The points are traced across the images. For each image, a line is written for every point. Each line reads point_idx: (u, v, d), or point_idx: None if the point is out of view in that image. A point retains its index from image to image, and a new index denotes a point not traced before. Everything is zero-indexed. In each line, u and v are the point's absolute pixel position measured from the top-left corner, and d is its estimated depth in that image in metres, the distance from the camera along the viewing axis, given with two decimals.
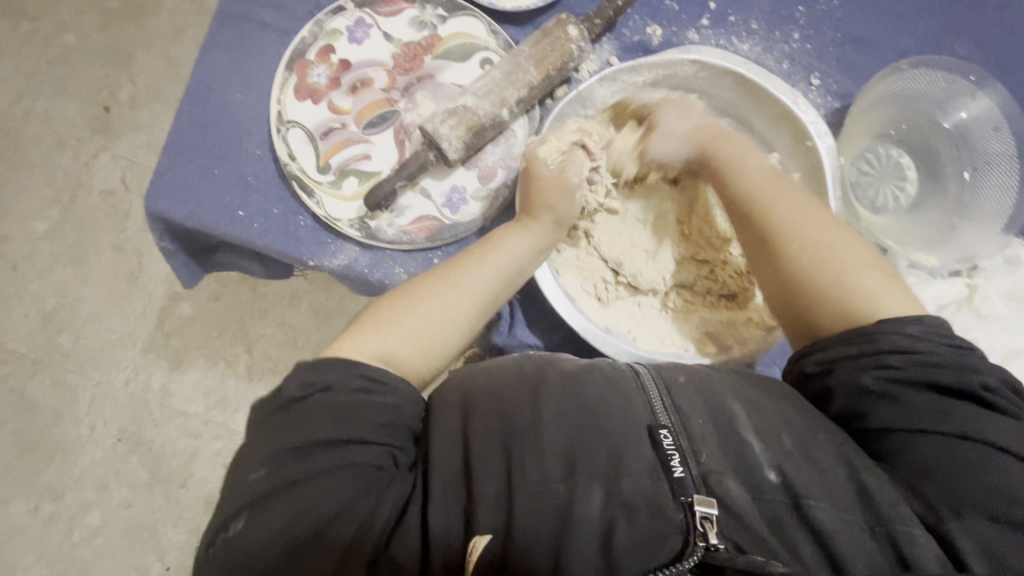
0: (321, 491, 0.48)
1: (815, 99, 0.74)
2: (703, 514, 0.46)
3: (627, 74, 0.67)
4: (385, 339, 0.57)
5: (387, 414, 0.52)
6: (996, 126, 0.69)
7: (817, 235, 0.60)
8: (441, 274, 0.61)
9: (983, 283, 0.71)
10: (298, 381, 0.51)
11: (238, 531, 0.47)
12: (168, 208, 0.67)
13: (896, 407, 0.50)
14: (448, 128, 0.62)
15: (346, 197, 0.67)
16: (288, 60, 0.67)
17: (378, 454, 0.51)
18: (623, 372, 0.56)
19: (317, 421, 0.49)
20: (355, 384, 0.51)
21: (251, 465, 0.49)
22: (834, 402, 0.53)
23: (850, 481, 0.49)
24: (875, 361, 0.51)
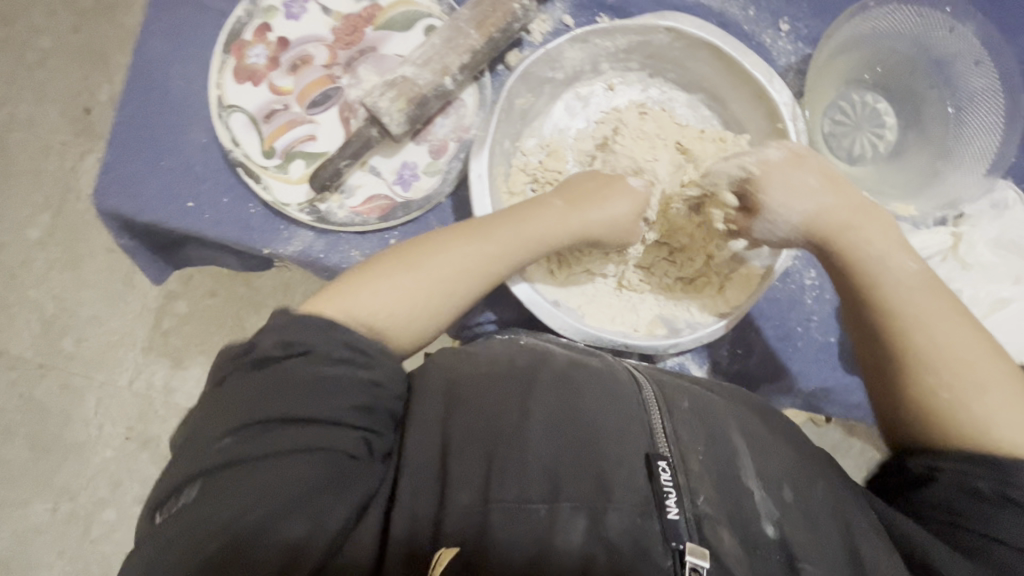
0: (279, 477, 0.43)
1: (784, 47, 0.71)
2: (693, 565, 0.43)
3: (599, 38, 0.65)
4: (370, 298, 0.52)
5: (368, 399, 0.47)
6: (978, 60, 0.64)
7: (927, 321, 0.52)
8: (454, 239, 0.56)
9: (969, 231, 0.66)
10: (280, 339, 0.46)
11: (184, 506, 0.42)
12: (116, 204, 0.66)
13: (1003, 513, 0.45)
14: (387, 102, 0.59)
15: (293, 180, 0.65)
16: (223, 41, 0.64)
17: (351, 440, 0.46)
18: (625, 383, 0.54)
19: (285, 393, 0.44)
20: (338, 351, 0.47)
21: (210, 432, 0.44)
22: (932, 491, 0.49)
23: (845, 543, 0.47)
24: (991, 479, 0.46)
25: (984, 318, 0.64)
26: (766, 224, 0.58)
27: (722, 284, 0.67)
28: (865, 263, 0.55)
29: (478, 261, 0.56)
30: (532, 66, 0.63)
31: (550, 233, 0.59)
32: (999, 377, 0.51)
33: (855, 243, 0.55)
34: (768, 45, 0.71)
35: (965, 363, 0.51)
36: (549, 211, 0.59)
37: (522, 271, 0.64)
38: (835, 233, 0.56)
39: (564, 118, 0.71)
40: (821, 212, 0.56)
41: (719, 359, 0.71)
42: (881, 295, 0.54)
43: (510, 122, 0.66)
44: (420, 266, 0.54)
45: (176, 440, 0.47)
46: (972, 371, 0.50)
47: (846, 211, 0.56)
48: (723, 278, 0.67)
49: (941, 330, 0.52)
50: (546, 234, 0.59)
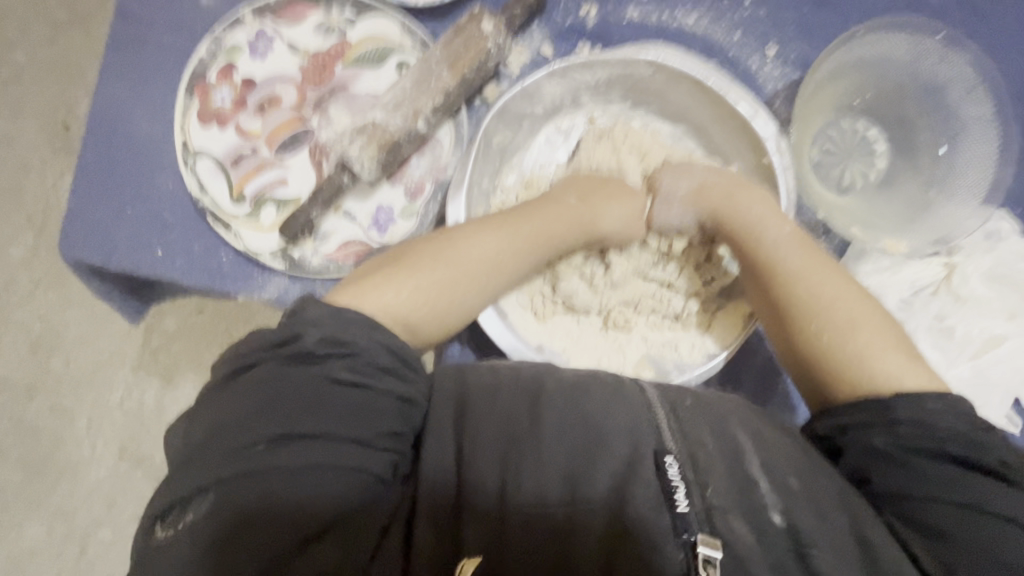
0: (314, 486, 0.41)
1: (771, 72, 0.68)
2: (707, 557, 0.42)
3: (578, 71, 0.62)
4: (403, 292, 0.52)
5: (399, 415, 0.46)
6: (972, 89, 0.62)
7: (813, 258, 0.58)
8: (479, 231, 0.57)
9: (962, 263, 0.64)
10: (323, 337, 0.44)
11: (205, 514, 0.40)
12: (82, 254, 0.63)
13: (904, 471, 0.45)
14: (358, 149, 0.58)
15: (264, 228, 0.62)
16: (187, 84, 0.62)
17: (380, 459, 0.44)
18: (629, 392, 0.51)
19: (309, 403, 0.43)
20: (379, 359, 0.45)
21: (237, 438, 0.41)
22: (844, 461, 0.48)
23: (853, 531, 0.44)
24: (888, 430, 0.47)
25: (977, 355, 0.63)
26: (663, 205, 0.64)
27: (708, 321, 0.66)
28: (741, 227, 0.61)
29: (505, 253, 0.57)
30: (510, 102, 0.60)
31: (563, 230, 0.61)
32: (878, 325, 0.54)
33: (734, 205, 0.61)
34: (754, 71, 0.68)
35: (820, 307, 0.55)
36: (562, 204, 0.61)
37: (504, 316, 0.62)
38: (722, 198, 0.62)
39: (545, 150, 0.68)
40: (721, 180, 0.63)
41: None
42: (764, 255, 0.59)
43: (487, 161, 0.64)
44: (447, 257, 0.55)
45: (184, 436, 0.43)
46: (829, 314, 0.55)
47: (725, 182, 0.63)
48: (709, 316, 0.66)
49: (816, 282, 0.57)
50: (563, 228, 0.60)
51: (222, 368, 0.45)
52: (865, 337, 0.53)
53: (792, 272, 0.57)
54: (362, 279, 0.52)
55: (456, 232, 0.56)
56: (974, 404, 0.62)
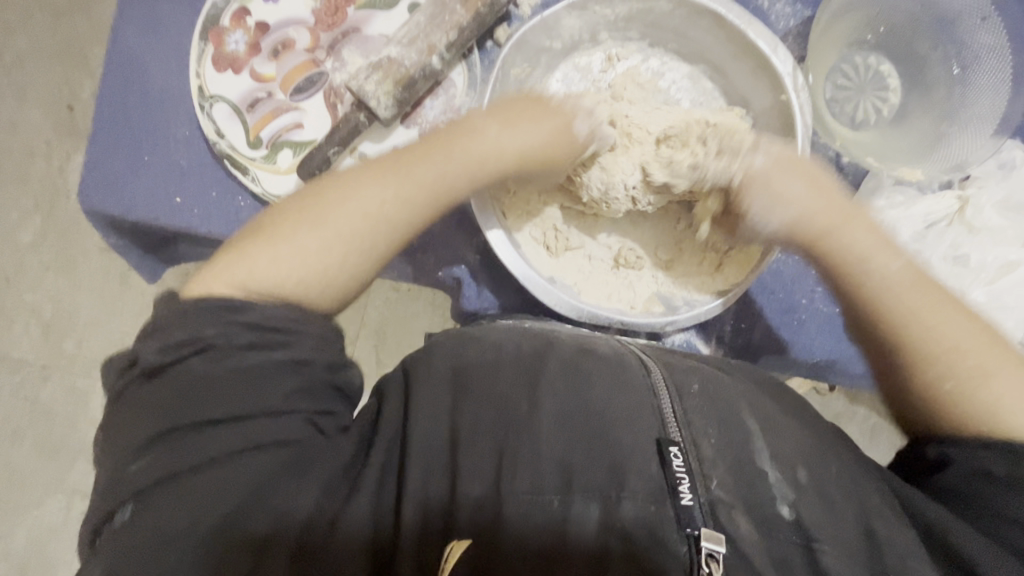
0: (223, 472, 0.42)
1: (782, 10, 0.68)
2: (710, 551, 0.42)
3: (598, 4, 0.62)
4: (280, 265, 0.48)
5: (297, 378, 0.45)
6: (985, 16, 0.63)
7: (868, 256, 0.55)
8: (362, 181, 0.52)
9: (976, 194, 0.64)
10: (162, 344, 0.43)
11: (125, 523, 0.41)
12: (102, 203, 0.64)
13: (1013, 497, 0.44)
14: (373, 85, 0.57)
15: (281, 170, 0.63)
16: (200, 29, 0.62)
17: (292, 426, 0.45)
18: (630, 366, 0.51)
19: (202, 392, 0.42)
20: (241, 337, 0.44)
21: (127, 447, 0.43)
22: (944, 476, 0.48)
23: (860, 523, 0.46)
24: (1010, 464, 0.45)
25: (992, 283, 0.63)
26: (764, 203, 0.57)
27: (720, 262, 0.66)
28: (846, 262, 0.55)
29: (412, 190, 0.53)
30: (528, 34, 0.61)
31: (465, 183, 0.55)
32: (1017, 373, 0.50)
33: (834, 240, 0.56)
34: (766, 9, 0.68)
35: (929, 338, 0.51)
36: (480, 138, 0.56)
37: (517, 245, 0.62)
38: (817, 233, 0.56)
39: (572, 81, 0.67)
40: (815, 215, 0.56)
41: (724, 334, 0.70)
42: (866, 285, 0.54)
43: (504, 96, 0.64)
44: (321, 216, 0.50)
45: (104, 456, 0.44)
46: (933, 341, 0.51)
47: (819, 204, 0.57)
48: (722, 256, 0.66)
49: (931, 318, 0.52)
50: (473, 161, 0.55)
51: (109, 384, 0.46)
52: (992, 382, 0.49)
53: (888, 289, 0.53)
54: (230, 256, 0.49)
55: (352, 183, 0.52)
56: None
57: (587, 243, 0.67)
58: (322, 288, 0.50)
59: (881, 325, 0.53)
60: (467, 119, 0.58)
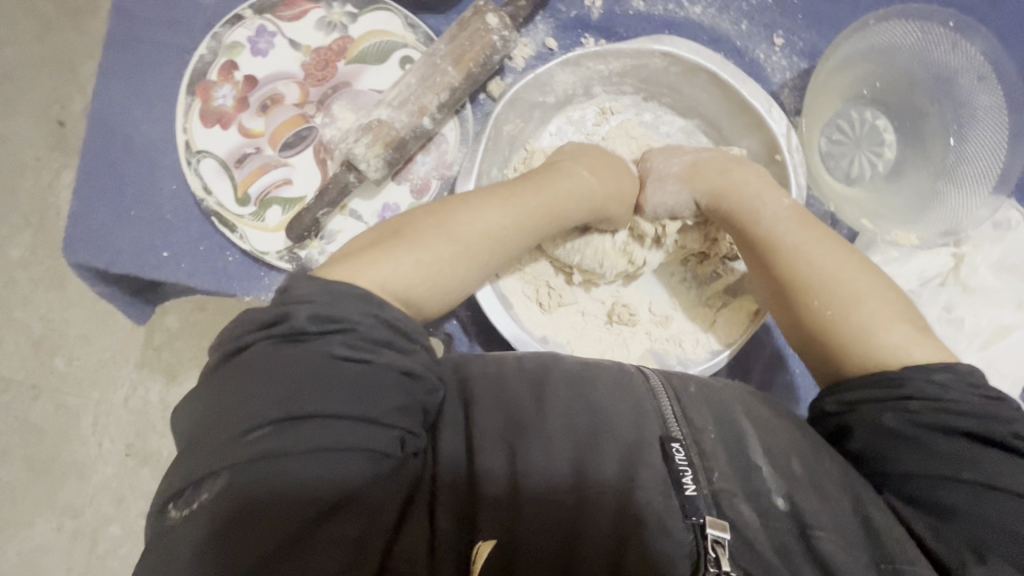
0: (317, 469, 0.37)
1: (778, 62, 0.68)
2: (714, 537, 0.42)
3: (591, 61, 0.62)
4: (405, 268, 0.47)
5: (406, 391, 0.41)
6: (982, 76, 0.62)
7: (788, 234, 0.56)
8: (483, 205, 0.53)
9: (971, 252, 0.64)
10: (312, 312, 0.40)
11: (210, 497, 0.36)
12: (86, 256, 0.63)
13: (914, 448, 0.44)
14: (363, 148, 0.56)
15: (270, 228, 0.62)
16: (187, 84, 0.61)
17: (387, 438, 0.39)
18: (628, 372, 0.51)
19: (331, 386, 0.38)
20: (378, 333, 0.41)
21: (234, 424, 0.37)
22: (853, 441, 0.47)
23: (855, 513, 0.43)
24: (897, 411, 0.45)
25: (987, 345, 0.63)
26: (657, 184, 0.61)
27: (713, 320, 0.66)
28: (746, 216, 0.57)
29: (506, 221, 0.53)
30: (521, 91, 0.60)
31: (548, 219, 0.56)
32: (887, 296, 0.52)
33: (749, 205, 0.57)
34: (762, 61, 0.68)
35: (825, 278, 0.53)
36: (577, 182, 0.57)
37: (508, 306, 0.62)
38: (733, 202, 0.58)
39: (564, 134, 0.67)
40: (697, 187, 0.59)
41: None
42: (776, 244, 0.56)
43: (497, 150, 0.63)
44: (449, 227, 0.50)
45: (193, 419, 0.39)
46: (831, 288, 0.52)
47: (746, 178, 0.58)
48: (714, 314, 0.66)
49: (818, 254, 0.54)
50: (572, 208, 0.56)
51: (222, 347, 0.42)
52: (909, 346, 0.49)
53: (793, 240, 0.55)
54: (358, 254, 0.46)
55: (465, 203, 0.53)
56: None
57: (580, 299, 0.67)
58: (437, 299, 0.50)
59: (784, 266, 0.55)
60: (565, 167, 0.58)
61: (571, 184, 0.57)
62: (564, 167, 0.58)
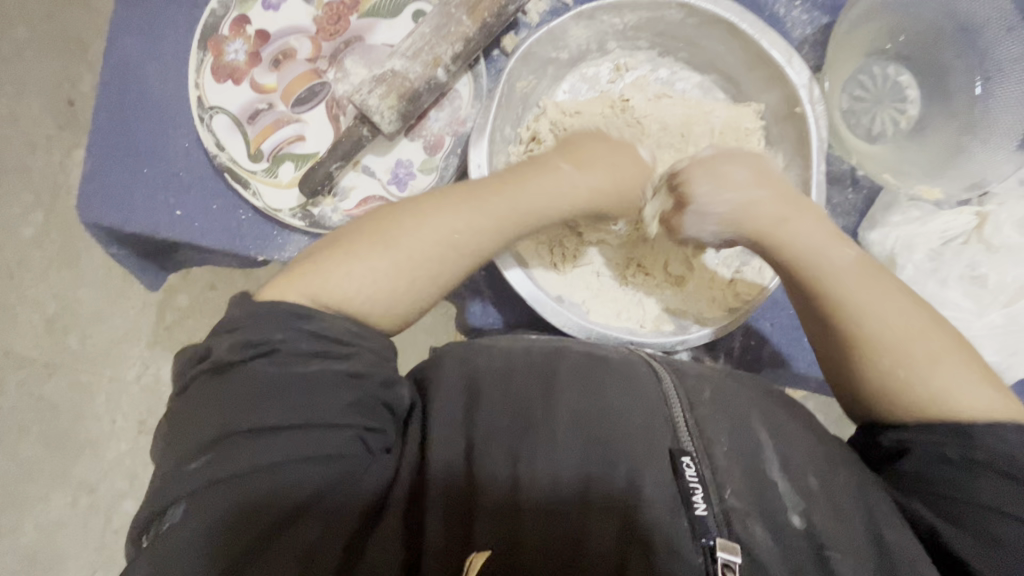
0: (266, 483, 0.39)
1: (798, 17, 0.66)
2: (725, 560, 0.41)
3: (605, 13, 0.60)
4: (351, 279, 0.47)
5: (353, 391, 0.43)
6: (1010, 26, 0.60)
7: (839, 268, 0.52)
8: (434, 207, 0.52)
9: (995, 211, 0.63)
10: (234, 341, 0.42)
11: (174, 523, 0.39)
12: (101, 214, 0.63)
13: (971, 482, 0.43)
14: (377, 99, 0.56)
15: (283, 184, 0.61)
16: (199, 37, 0.60)
17: (342, 441, 0.42)
18: (641, 373, 0.50)
19: (266, 398, 0.40)
20: (305, 344, 0.42)
21: (183, 450, 0.40)
22: (902, 462, 0.47)
23: (870, 531, 0.43)
24: (961, 447, 0.44)
25: (1010, 305, 0.62)
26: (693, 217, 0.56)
27: (731, 278, 0.65)
28: (790, 251, 0.53)
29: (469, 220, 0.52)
30: (535, 46, 0.59)
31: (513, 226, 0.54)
32: (941, 344, 0.49)
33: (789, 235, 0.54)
34: (782, 15, 0.66)
35: (878, 321, 0.49)
36: (551, 180, 0.55)
37: (524, 265, 0.61)
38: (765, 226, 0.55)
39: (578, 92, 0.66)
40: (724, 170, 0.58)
41: (732, 351, 0.68)
42: (815, 277, 0.52)
43: (511, 108, 0.62)
44: (393, 242, 0.49)
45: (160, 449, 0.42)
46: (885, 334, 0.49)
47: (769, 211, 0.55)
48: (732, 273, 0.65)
49: (872, 298, 0.50)
50: (541, 206, 0.54)
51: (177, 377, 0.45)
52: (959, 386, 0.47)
53: (844, 284, 0.51)
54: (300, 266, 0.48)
55: (402, 210, 0.52)
56: (1002, 352, 0.61)
57: (596, 258, 0.66)
58: (387, 310, 0.49)
59: (828, 304, 0.51)
60: (543, 160, 0.56)
61: (543, 185, 0.54)
62: (540, 166, 0.56)
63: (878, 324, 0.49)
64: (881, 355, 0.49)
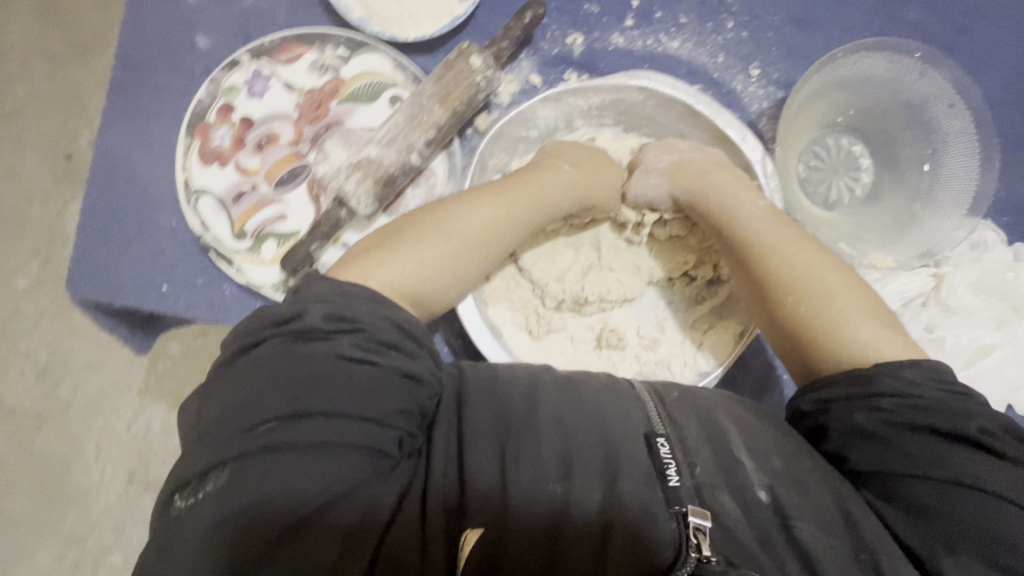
0: (316, 467, 0.40)
1: (755, 92, 0.70)
2: (696, 524, 0.42)
3: (571, 96, 0.64)
4: (414, 261, 0.51)
5: (405, 393, 0.44)
6: (951, 102, 0.64)
7: (755, 224, 0.58)
8: (493, 196, 0.56)
9: (950, 273, 0.65)
10: (328, 313, 0.44)
11: (215, 490, 0.39)
12: (92, 291, 0.65)
13: (889, 449, 0.45)
14: (354, 185, 0.60)
15: (266, 261, 0.64)
16: (187, 125, 0.64)
17: (389, 438, 0.43)
18: (614, 377, 0.52)
19: (331, 384, 0.41)
20: (387, 335, 0.44)
21: (238, 421, 0.40)
22: (827, 442, 0.48)
23: (837, 506, 0.44)
24: (869, 409, 0.46)
25: (970, 364, 0.64)
26: (641, 176, 0.64)
27: (699, 343, 0.68)
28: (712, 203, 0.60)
29: (523, 206, 0.57)
30: (504, 127, 0.63)
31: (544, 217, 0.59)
32: (858, 299, 0.53)
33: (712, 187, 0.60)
34: (739, 91, 0.71)
35: (804, 276, 0.54)
36: (558, 177, 0.59)
37: (500, 339, 0.64)
38: (698, 176, 0.61)
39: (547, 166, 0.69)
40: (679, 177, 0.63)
41: None
42: (730, 212, 0.59)
43: (484, 182, 0.66)
44: (443, 229, 0.53)
45: (196, 414, 0.43)
46: (816, 280, 0.54)
47: (701, 157, 0.63)
48: (699, 338, 0.68)
49: (790, 250, 0.56)
50: (559, 197, 0.59)
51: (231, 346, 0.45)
52: (860, 327, 0.51)
53: (762, 235, 0.57)
54: (369, 253, 0.51)
55: (465, 199, 0.56)
56: None
57: (569, 325, 0.68)
58: (439, 291, 0.53)
59: (751, 250, 0.58)
60: (543, 162, 0.61)
61: (556, 179, 0.59)
62: (554, 160, 0.61)
63: (800, 270, 0.55)
64: (797, 297, 0.54)
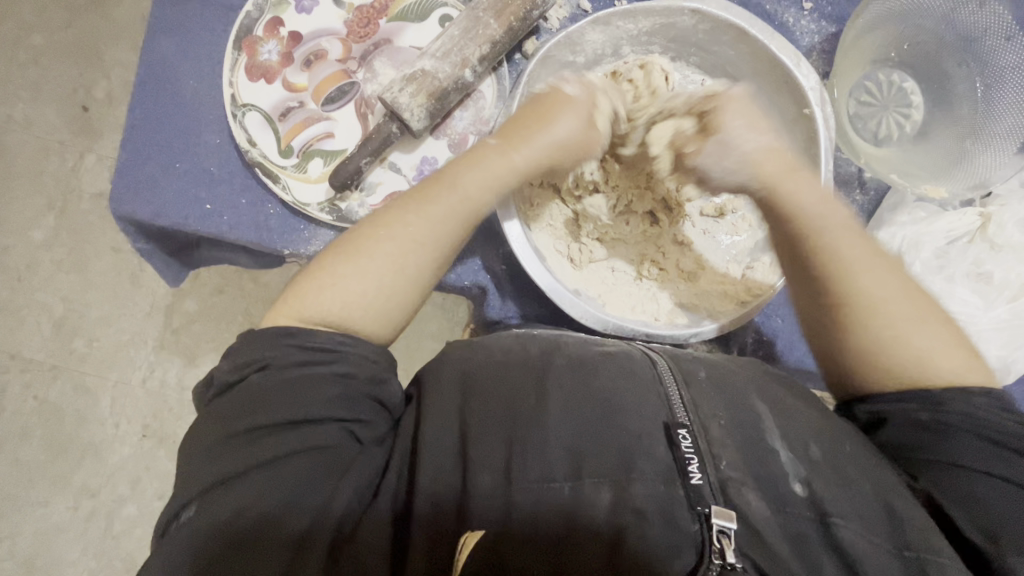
0: (262, 481, 0.42)
1: (806, 26, 0.69)
2: (720, 527, 0.42)
3: (621, 20, 0.63)
4: (337, 297, 0.50)
5: (339, 388, 0.46)
6: (1010, 35, 0.63)
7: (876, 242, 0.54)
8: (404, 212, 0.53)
9: (999, 212, 0.65)
10: (234, 361, 0.47)
11: (183, 525, 0.42)
12: (134, 208, 0.64)
13: (951, 444, 0.47)
14: (407, 97, 0.58)
15: (312, 180, 0.63)
16: (233, 39, 0.63)
17: (332, 435, 0.45)
18: (636, 359, 0.53)
19: (262, 402, 0.44)
20: (294, 354, 0.46)
21: (195, 457, 0.44)
22: (886, 432, 0.50)
23: (878, 501, 0.45)
24: (932, 411, 0.48)
25: (1014, 301, 0.64)
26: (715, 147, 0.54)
27: (744, 273, 0.67)
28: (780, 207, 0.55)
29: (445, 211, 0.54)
30: (552, 50, 0.62)
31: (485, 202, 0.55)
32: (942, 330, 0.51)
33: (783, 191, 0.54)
34: (791, 24, 0.69)
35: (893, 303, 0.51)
36: (490, 166, 0.56)
37: (543, 260, 0.63)
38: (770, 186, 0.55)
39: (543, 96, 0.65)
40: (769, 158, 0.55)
41: (745, 347, 0.70)
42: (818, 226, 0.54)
43: None
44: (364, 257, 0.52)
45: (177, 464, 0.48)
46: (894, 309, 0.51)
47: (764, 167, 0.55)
48: (744, 269, 0.67)
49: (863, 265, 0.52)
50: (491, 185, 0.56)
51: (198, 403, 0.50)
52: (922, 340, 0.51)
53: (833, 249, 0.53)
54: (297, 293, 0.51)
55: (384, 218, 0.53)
56: (1007, 347, 0.64)
57: (611, 255, 0.68)
58: (374, 318, 0.51)
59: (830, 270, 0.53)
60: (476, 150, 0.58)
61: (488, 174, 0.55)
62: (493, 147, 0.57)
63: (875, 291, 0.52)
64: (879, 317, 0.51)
